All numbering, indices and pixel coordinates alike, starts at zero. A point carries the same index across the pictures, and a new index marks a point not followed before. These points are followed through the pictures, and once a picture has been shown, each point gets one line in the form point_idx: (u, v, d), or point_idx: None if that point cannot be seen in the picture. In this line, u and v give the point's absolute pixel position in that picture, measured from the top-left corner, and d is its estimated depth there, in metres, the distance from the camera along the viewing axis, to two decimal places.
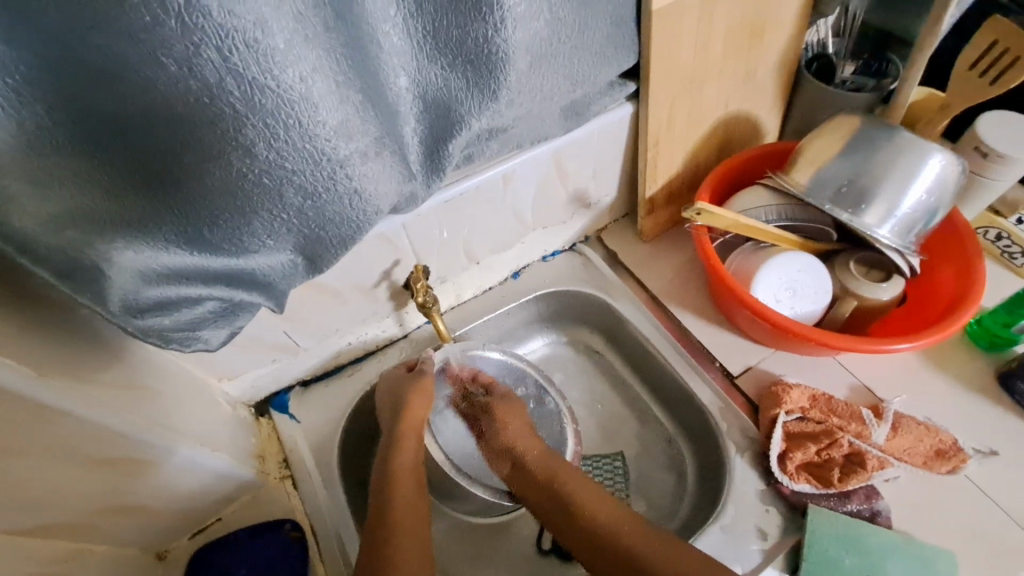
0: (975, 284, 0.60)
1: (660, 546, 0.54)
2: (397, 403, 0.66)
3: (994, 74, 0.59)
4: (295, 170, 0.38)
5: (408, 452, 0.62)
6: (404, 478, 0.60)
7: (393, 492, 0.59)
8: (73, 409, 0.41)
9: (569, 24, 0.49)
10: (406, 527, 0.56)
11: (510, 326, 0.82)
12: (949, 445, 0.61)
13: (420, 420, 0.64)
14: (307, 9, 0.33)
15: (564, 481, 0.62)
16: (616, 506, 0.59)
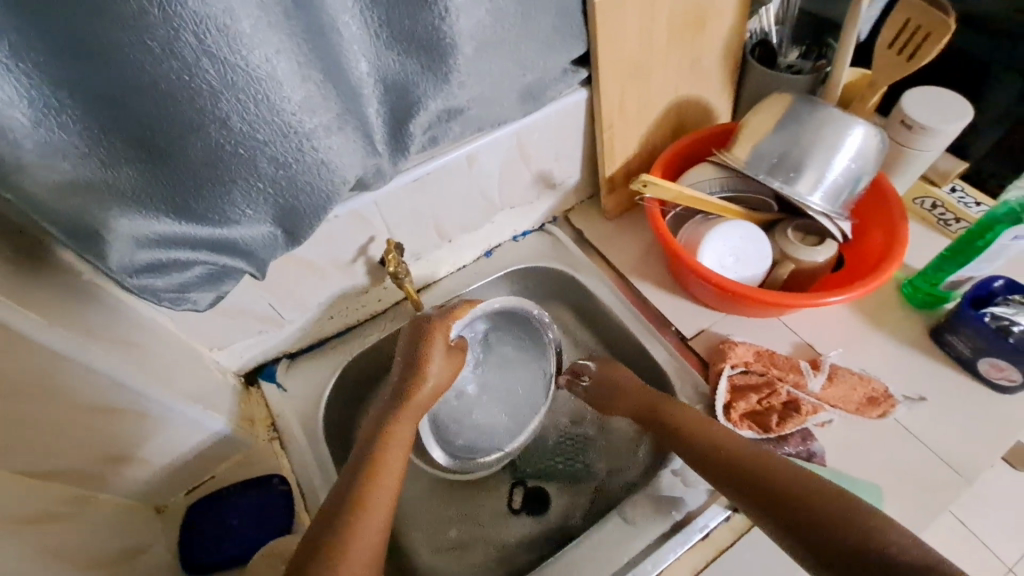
0: (897, 245, 0.66)
1: (804, 493, 0.51)
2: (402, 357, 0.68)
3: (909, 51, 0.64)
4: (266, 141, 0.44)
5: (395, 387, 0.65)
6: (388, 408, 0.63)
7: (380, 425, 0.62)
8: (69, 352, 0.47)
9: (512, 13, 0.54)
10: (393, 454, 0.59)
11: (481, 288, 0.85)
12: (881, 393, 0.67)
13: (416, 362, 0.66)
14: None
15: (687, 422, 0.62)
16: (742, 441, 0.59)
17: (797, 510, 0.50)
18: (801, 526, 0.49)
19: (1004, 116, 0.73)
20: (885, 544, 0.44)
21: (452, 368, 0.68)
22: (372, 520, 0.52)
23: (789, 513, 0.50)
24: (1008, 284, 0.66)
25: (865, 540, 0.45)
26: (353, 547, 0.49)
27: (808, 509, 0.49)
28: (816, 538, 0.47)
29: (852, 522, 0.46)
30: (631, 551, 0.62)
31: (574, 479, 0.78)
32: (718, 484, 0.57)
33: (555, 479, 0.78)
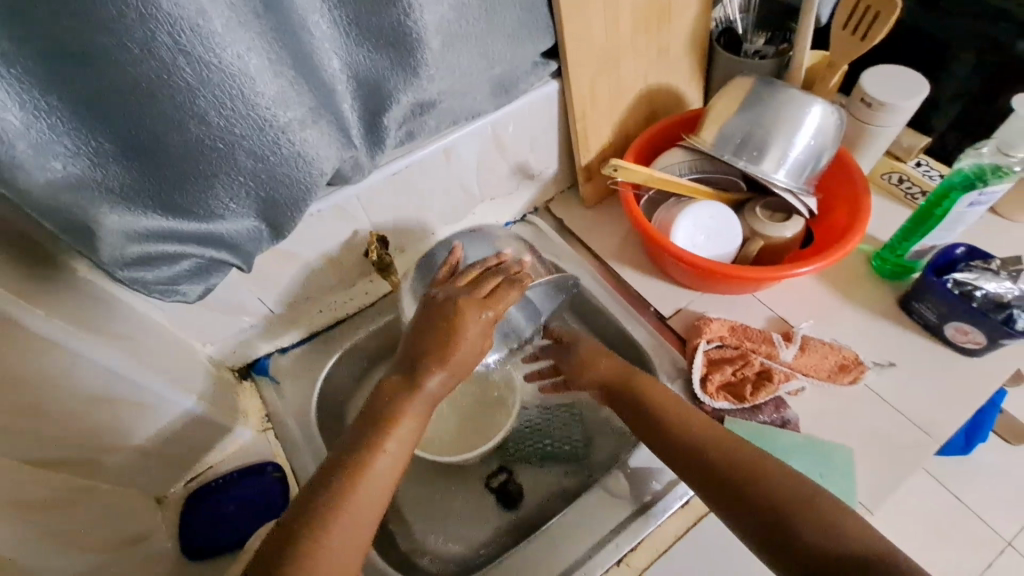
0: (861, 217, 0.69)
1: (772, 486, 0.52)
2: (408, 338, 0.60)
3: (863, 31, 0.66)
4: (243, 135, 0.47)
5: (401, 368, 0.58)
6: (393, 392, 0.57)
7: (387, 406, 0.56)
8: (68, 342, 0.50)
9: (476, 8, 0.56)
10: (407, 423, 0.56)
11: (490, 240, 0.75)
12: (851, 360, 0.69)
13: (441, 348, 0.58)
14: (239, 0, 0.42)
15: (658, 403, 0.63)
16: (710, 425, 0.60)
17: (757, 490, 0.52)
18: (758, 507, 0.52)
19: (961, 90, 0.76)
20: (837, 534, 0.48)
21: (479, 348, 0.60)
22: (367, 490, 0.52)
23: (748, 494, 0.53)
24: (969, 250, 0.69)
25: (821, 527, 0.48)
26: (345, 510, 0.50)
27: (769, 490, 0.52)
28: (772, 520, 0.50)
29: (809, 510, 0.50)
30: (615, 520, 0.64)
31: (557, 459, 0.80)
32: (680, 457, 0.59)
33: (535, 459, 0.81)
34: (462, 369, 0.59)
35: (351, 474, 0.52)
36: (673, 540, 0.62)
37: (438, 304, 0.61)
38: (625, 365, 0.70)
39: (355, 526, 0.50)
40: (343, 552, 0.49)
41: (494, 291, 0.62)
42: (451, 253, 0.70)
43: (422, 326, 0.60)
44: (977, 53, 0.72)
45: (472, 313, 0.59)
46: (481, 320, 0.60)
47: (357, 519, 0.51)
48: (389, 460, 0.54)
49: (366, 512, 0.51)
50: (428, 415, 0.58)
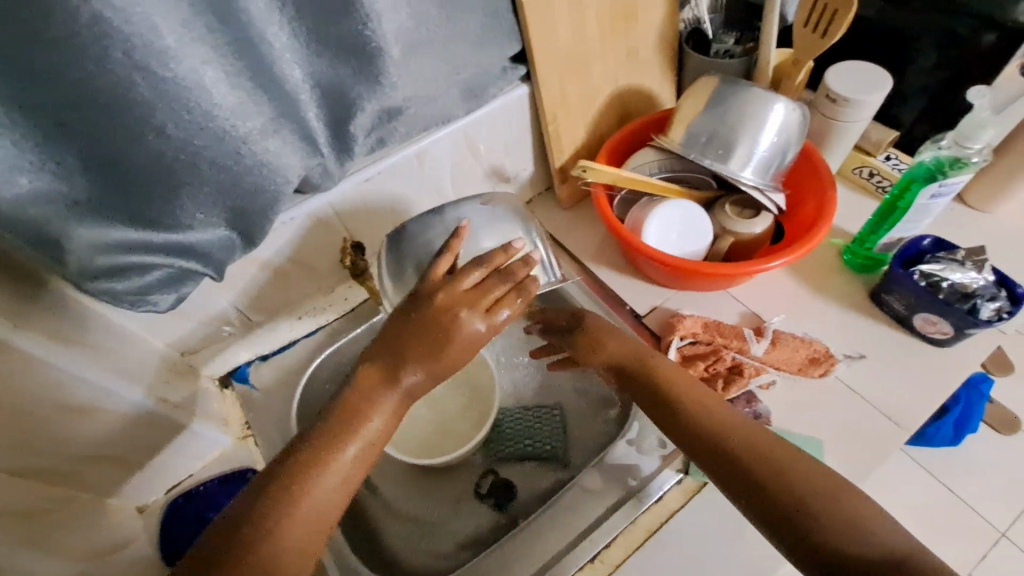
0: (826, 210, 0.70)
1: (792, 477, 0.51)
2: (396, 327, 0.60)
3: (822, 28, 0.67)
4: (204, 146, 0.48)
5: (381, 362, 0.58)
6: (370, 386, 0.57)
7: (363, 400, 0.56)
8: (52, 360, 0.52)
9: (436, 15, 0.57)
10: (376, 421, 0.55)
11: (499, 222, 0.71)
12: (822, 353, 0.70)
13: (433, 353, 0.58)
14: (191, 16, 0.42)
15: (677, 387, 0.62)
16: (727, 412, 0.59)
17: (772, 480, 0.51)
18: (773, 497, 0.50)
19: (925, 83, 0.77)
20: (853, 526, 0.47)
21: (473, 347, 0.59)
22: (333, 488, 0.52)
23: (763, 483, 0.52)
24: (935, 241, 0.70)
25: (835, 520, 0.47)
26: (309, 510, 0.50)
27: (785, 480, 0.51)
28: (788, 511, 0.49)
29: (825, 503, 0.49)
30: (590, 517, 0.65)
31: (538, 460, 0.80)
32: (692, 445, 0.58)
33: (515, 461, 0.81)
34: (450, 372, 0.59)
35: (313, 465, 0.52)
36: (646, 535, 0.63)
37: (437, 309, 0.59)
38: (638, 347, 0.68)
39: (317, 518, 0.50)
40: (313, 555, 0.50)
41: (497, 303, 0.61)
42: (455, 234, 0.64)
43: (415, 322, 0.59)
44: (938, 48, 0.73)
45: (472, 318, 0.59)
46: (479, 331, 0.59)
47: (321, 511, 0.51)
48: (356, 453, 0.54)
49: (333, 505, 0.51)
50: (400, 413, 0.58)
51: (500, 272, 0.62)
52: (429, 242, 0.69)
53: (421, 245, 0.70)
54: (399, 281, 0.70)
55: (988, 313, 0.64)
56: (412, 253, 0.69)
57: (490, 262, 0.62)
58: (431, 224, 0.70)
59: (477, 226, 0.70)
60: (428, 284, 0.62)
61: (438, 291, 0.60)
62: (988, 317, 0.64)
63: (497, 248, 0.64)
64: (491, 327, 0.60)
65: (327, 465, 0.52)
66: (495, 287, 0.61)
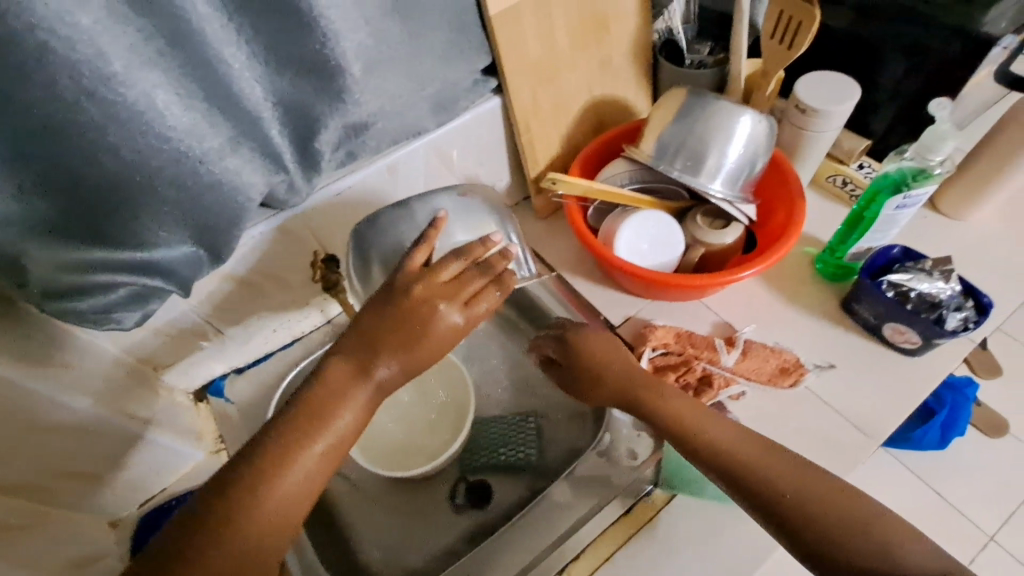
0: (796, 213, 0.71)
1: (809, 498, 0.50)
2: (368, 321, 0.57)
3: (788, 40, 0.68)
4: (161, 166, 0.48)
5: (353, 357, 0.56)
6: (340, 381, 0.54)
7: (332, 394, 0.54)
8: (16, 379, 0.52)
9: (398, 33, 0.58)
10: (345, 416, 0.53)
11: (474, 213, 0.69)
12: (792, 363, 0.71)
13: (408, 347, 0.56)
14: (139, 41, 0.43)
15: (680, 410, 0.60)
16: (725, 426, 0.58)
17: (811, 523, 0.49)
18: (814, 541, 0.49)
19: (895, 93, 0.77)
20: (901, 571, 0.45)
21: (449, 338, 0.58)
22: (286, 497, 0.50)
23: (803, 525, 0.50)
24: (904, 250, 0.70)
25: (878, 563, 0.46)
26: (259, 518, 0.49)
27: (825, 521, 0.49)
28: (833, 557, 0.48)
29: (867, 542, 0.47)
30: (559, 530, 0.64)
31: (511, 470, 0.81)
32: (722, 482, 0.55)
33: (491, 470, 0.81)
34: (423, 366, 0.57)
35: (275, 463, 0.50)
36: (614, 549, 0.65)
37: (413, 304, 0.57)
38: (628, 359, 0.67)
39: (276, 520, 0.49)
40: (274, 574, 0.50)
41: (476, 295, 0.59)
42: (433, 224, 0.63)
43: (390, 316, 0.57)
44: (908, 59, 0.73)
45: (450, 309, 0.57)
46: (456, 324, 0.58)
47: (281, 516, 0.49)
48: (324, 450, 0.52)
49: (297, 510, 0.50)
50: (372, 406, 0.56)
51: (479, 265, 0.61)
52: (405, 233, 0.67)
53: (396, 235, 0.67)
54: (368, 280, 0.68)
55: (955, 323, 0.65)
56: (384, 248, 0.67)
57: (468, 255, 0.61)
58: (403, 218, 0.68)
59: (455, 216, 0.68)
60: (405, 275, 0.59)
61: (415, 283, 0.58)
62: (954, 327, 0.65)
63: (474, 241, 0.62)
64: (470, 319, 0.59)
65: (290, 464, 0.50)
66: (474, 280, 0.60)
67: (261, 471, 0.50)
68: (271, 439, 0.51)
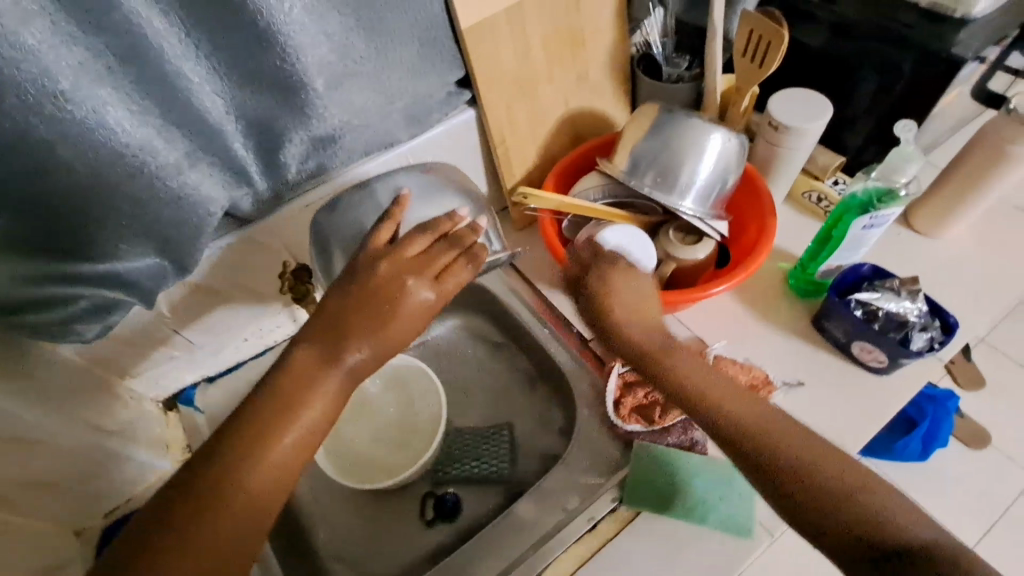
0: (765, 239, 0.71)
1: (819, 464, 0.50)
2: (335, 302, 0.54)
3: (759, 58, 0.68)
4: (116, 181, 0.48)
5: (320, 344, 0.52)
6: (305, 370, 0.50)
7: (302, 384, 0.50)
8: None
9: (363, 48, 0.58)
10: (316, 406, 0.50)
11: (437, 193, 0.67)
12: (761, 380, 0.71)
13: (378, 326, 0.53)
14: (89, 59, 0.42)
15: (693, 375, 0.59)
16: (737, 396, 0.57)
17: (815, 489, 0.49)
18: (818, 503, 0.48)
19: (869, 110, 0.77)
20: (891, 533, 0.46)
21: (418, 317, 0.55)
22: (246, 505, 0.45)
23: (801, 486, 0.49)
24: (874, 268, 0.71)
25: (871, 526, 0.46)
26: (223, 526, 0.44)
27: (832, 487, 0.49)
28: (824, 521, 0.48)
29: (870, 506, 0.47)
30: (526, 543, 0.65)
31: (483, 482, 0.80)
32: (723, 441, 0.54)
33: (464, 481, 0.80)
34: (397, 348, 0.54)
35: (242, 456, 0.46)
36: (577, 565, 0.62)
37: (380, 280, 0.55)
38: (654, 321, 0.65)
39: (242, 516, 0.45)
40: None
41: (445, 269, 0.57)
42: (397, 203, 0.61)
43: (356, 294, 0.54)
44: (880, 78, 0.74)
45: (421, 282, 0.55)
46: (426, 300, 0.55)
47: (254, 508, 0.46)
48: (295, 442, 0.48)
49: (270, 503, 0.47)
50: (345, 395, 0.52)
51: (448, 239, 0.59)
52: (366, 214, 0.65)
53: (357, 218, 0.65)
54: (330, 267, 0.65)
55: (921, 342, 0.66)
56: (344, 233, 0.64)
57: (436, 229, 0.59)
58: (364, 199, 0.65)
59: (418, 194, 0.66)
60: (369, 252, 0.58)
61: (381, 260, 0.56)
62: (919, 347, 0.65)
63: (442, 217, 0.61)
64: (441, 295, 0.56)
65: (262, 458, 0.47)
66: (443, 253, 0.58)
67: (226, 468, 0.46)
68: (235, 434, 0.48)
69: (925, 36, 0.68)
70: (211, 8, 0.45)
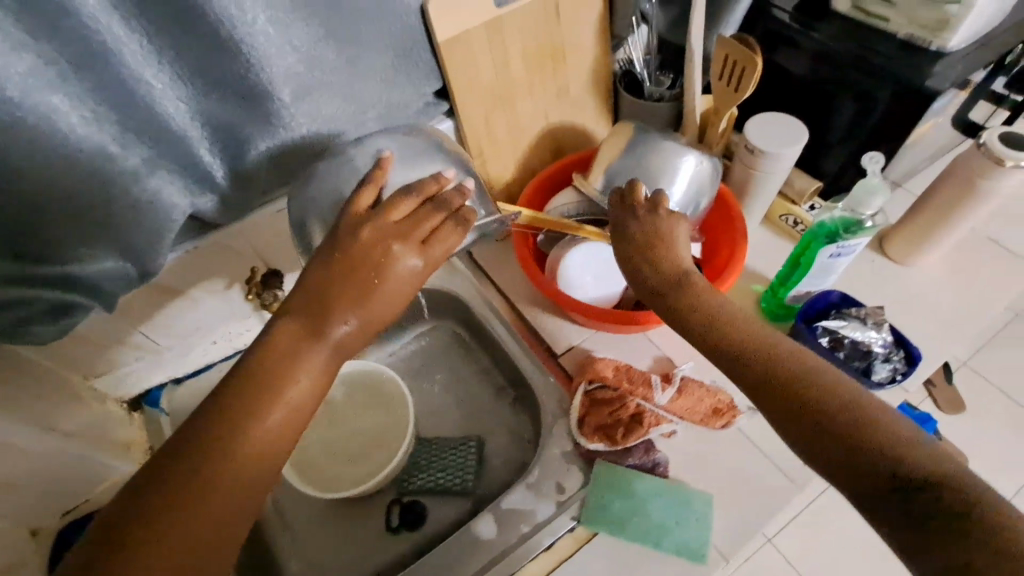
0: (736, 259, 0.71)
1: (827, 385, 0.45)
2: (317, 271, 0.50)
3: (735, 82, 0.68)
4: (70, 186, 0.48)
5: (302, 316, 0.48)
6: (289, 342, 0.47)
7: (283, 362, 0.46)
8: None
9: (334, 59, 0.57)
10: (302, 383, 0.46)
11: (421, 156, 0.60)
12: (726, 404, 0.70)
13: (361, 296, 0.49)
14: (41, 64, 0.42)
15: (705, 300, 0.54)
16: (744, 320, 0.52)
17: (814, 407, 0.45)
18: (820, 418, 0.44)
19: (847, 137, 0.77)
20: (910, 459, 0.40)
21: (401, 294, 0.51)
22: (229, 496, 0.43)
23: (810, 413, 0.45)
24: (843, 295, 0.71)
25: (897, 459, 0.40)
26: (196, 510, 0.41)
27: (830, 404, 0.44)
28: (834, 448, 0.43)
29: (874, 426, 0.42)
30: (486, 559, 0.65)
31: (449, 494, 0.80)
32: (745, 381, 0.50)
33: (430, 494, 0.80)
34: (384, 319, 0.50)
35: (229, 430, 0.44)
36: None
37: (362, 247, 0.50)
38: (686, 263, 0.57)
39: (239, 489, 0.43)
40: None
41: (432, 235, 0.53)
42: (378, 165, 0.56)
43: (338, 262, 0.49)
44: (856, 107, 0.74)
45: (410, 247, 0.51)
46: (414, 268, 0.51)
47: (239, 490, 0.43)
48: (282, 420, 0.45)
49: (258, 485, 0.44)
50: (331, 372, 0.48)
51: (434, 201, 0.54)
52: (345, 180, 0.57)
53: (336, 184, 0.57)
54: (307, 243, 0.58)
55: (884, 373, 0.66)
56: (320, 204, 0.57)
57: (421, 192, 0.54)
58: (340, 165, 0.58)
59: (400, 157, 0.59)
60: (349, 219, 0.53)
61: (364, 224, 0.51)
62: (881, 378, 0.65)
63: (427, 178, 0.56)
64: (431, 262, 0.52)
65: (242, 443, 0.44)
66: (430, 216, 0.53)
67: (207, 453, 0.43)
68: (212, 418, 0.44)
69: (903, 68, 0.68)
70: (169, 16, 0.45)
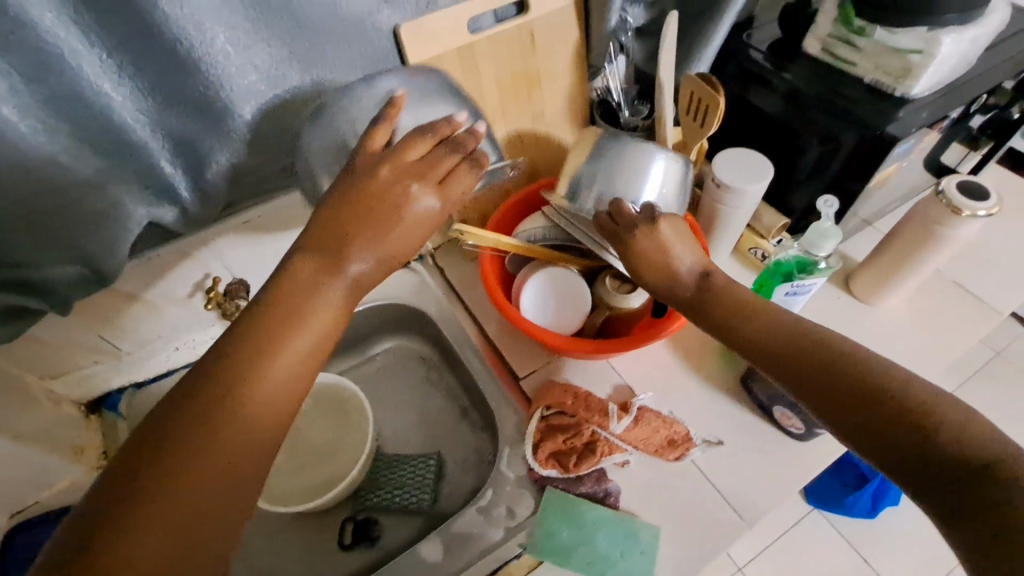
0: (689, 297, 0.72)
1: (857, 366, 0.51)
2: (327, 210, 0.50)
3: (702, 120, 0.69)
4: (21, 195, 0.48)
5: (318, 255, 0.48)
6: (305, 279, 0.47)
7: (299, 296, 0.46)
8: None
9: (299, 79, 0.58)
10: (319, 318, 0.46)
11: (432, 97, 0.61)
12: (681, 436, 0.71)
13: (379, 236, 0.49)
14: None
15: (731, 306, 0.60)
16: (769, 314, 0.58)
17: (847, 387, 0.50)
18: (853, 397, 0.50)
19: (814, 177, 0.78)
20: (943, 428, 0.45)
21: (419, 229, 0.51)
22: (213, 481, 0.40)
23: (844, 393, 0.50)
24: None
25: (927, 430, 0.45)
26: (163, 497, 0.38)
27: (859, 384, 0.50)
28: (871, 420, 0.48)
29: (904, 401, 0.47)
30: None
31: (405, 512, 0.79)
32: (778, 366, 0.55)
33: (387, 511, 0.80)
34: (395, 261, 0.51)
35: (221, 399, 0.41)
36: None
37: (380, 187, 0.50)
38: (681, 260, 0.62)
39: (232, 466, 0.40)
40: None
41: (448, 176, 0.53)
42: (391, 102, 0.55)
43: (355, 200, 0.49)
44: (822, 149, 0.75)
45: (429, 183, 0.51)
46: (430, 208, 0.51)
47: (226, 470, 0.40)
48: (289, 371, 0.44)
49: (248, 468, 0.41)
50: (348, 310, 0.48)
51: (448, 142, 0.54)
52: (352, 123, 0.58)
53: (344, 125, 0.57)
54: (316, 190, 0.59)
55: None
56: (326, 150, 0.58)
57: (435, 132, 0.54)
58: (348, 105, 0.58)
59: (411, 99, 0.60)
60: (364, 156, 0.53)
61: (381, 164, 0.51)
62: None
63: (439, 121, 0.55)
64: (450, 202, 0.53)
65: (236, 414, 0.41)
66: (445, 158, 0.53)
67: (182, 448, 0.39)
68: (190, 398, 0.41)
69: (868, 114, 0.69)
70: (127, 33, 0.46)
